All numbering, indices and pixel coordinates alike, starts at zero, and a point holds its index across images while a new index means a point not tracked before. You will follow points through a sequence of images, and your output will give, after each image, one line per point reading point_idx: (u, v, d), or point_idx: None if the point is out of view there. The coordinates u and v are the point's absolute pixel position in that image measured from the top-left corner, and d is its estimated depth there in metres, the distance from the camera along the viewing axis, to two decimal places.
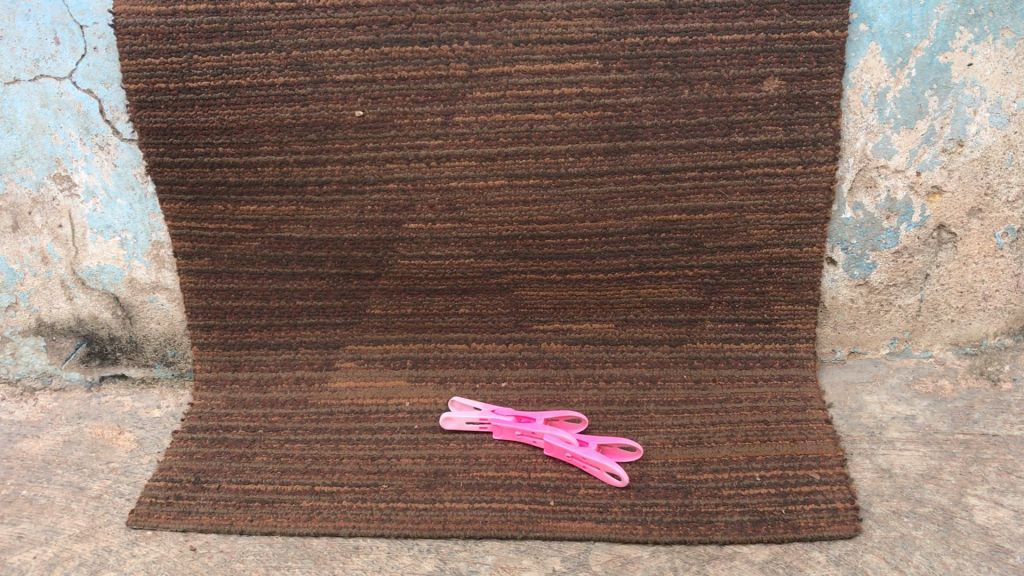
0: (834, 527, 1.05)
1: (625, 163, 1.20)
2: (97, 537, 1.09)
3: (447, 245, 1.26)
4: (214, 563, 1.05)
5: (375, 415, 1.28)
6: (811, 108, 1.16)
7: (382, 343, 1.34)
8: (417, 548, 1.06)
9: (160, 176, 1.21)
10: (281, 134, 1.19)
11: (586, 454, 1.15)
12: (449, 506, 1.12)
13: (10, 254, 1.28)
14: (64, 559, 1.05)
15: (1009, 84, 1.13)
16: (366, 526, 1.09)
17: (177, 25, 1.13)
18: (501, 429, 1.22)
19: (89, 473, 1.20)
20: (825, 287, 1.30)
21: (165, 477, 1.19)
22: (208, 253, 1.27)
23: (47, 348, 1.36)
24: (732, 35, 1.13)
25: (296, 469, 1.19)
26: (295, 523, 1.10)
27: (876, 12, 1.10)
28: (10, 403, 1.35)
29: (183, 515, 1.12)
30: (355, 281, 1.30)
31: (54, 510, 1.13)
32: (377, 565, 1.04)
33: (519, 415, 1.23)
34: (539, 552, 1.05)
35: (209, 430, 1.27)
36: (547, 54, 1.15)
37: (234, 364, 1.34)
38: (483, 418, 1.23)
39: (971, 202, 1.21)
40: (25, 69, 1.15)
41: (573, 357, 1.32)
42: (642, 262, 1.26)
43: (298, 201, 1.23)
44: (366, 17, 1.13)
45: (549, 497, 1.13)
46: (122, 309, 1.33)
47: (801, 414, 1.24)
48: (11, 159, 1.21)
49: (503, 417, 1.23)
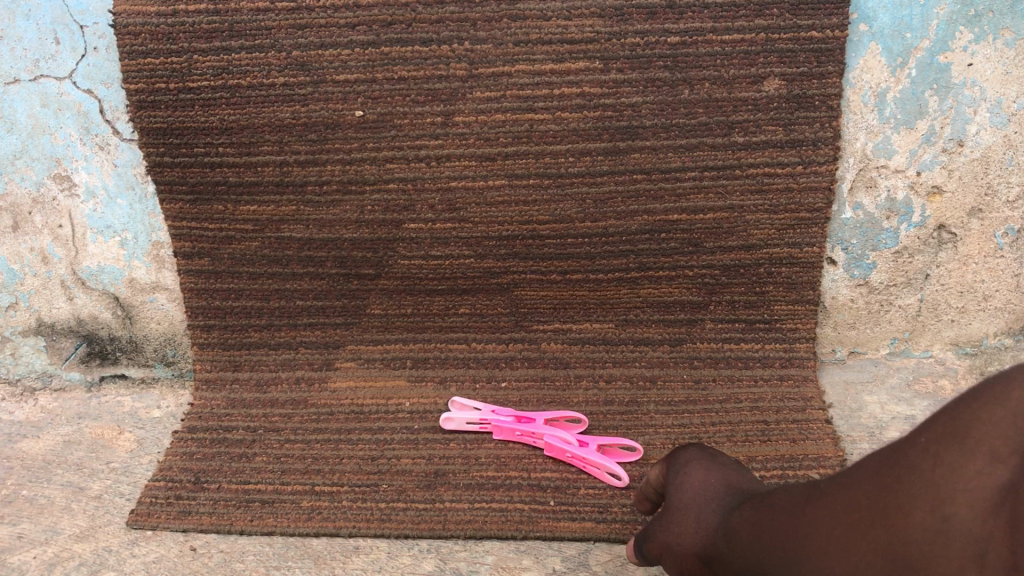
0: None
1: (625, 163, 1.20)
2: (97, 537, 1.10)
3: (447, 245, 1.26)
4: (214, 563, 1.06)
5: (375, 415, 1.28)
6: (811, 108, 1.16)
7: (382, 343, 1.34)
8: (418, 548, 1.07)
9: (161, 176, 1.21)
10: (281, 134, 1.19)
11: (588, 456, 1.15)
12: (449, 506, 1.13)
13: (11, 254, 1.27)
14: (64, 559, 1.06)
15: (1009, 84, 1.13)
16: (366, 527, 1.10)
17: (177, 25, 1.13)
18: (501, 430, 1.22)
19: (89, 472, 1.21)
20: (825, 287, 1.29)
21: (165, 476, 1.19)
22: (208, 253, 1.26)
23: (47, 348, 1.35)
24: (733, 35, 1.13)
25: (296, 469, 1.20)
26: (295, 524, 1.11)
27: (876, 12, 1.10)
28: (11, 403, 1.35)
29: (183, 515, 1.13)
30: (355, 280, 1.29)
31: (54, 510, 1.14)
32: (377, 565, 1.05)
33: (519, 415, 1.23)
34: (539, 552, 1.06)
35: (209, 430, 1.27)
36: (547, 54, 1.15)
37: (234, 364, 1.34)
38: (483, 418, 1.23)
39: (971, 203, 1.21)
40: (25, 69, 1.15)
41: (573, 357, 1.32)
42: (642, 262, 1.26)
43: (298, 201, 1.23)
44: (366, 17, 1.13)
45: (548, 497, 1.13)
46: (121, 309, 1.32)
47: (801, 414, 1.24)
48: (11, 159, 1.21)
49: (503, 417, 1.23)
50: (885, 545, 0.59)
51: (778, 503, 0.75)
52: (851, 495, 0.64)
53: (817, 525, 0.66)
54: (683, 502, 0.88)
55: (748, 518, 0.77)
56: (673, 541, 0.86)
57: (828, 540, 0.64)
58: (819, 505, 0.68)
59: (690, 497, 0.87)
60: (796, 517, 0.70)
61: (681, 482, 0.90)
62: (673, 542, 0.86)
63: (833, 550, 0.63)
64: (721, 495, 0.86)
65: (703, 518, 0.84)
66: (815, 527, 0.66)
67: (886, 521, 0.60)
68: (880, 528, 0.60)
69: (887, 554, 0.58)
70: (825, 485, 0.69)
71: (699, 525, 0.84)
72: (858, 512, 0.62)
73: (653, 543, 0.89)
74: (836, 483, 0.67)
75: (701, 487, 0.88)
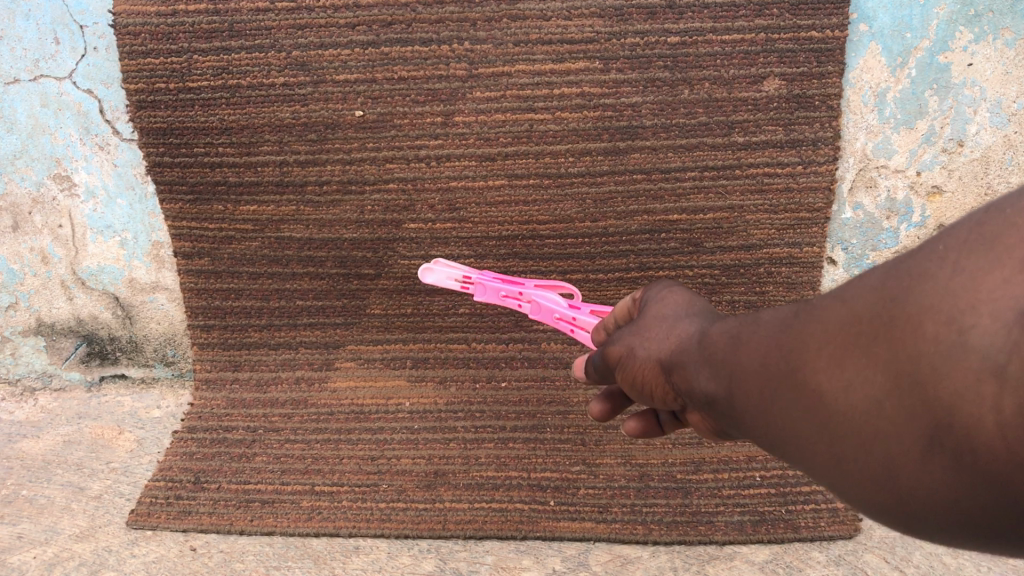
0: (834, 527, 1.13)
1: (626, 162, 1.20)
2: (97, 537, 1.14)
3: (447, 245, 1.26)
4: (214, 563, 1.11)
5: (375, 415, 1.29)
6: (811, 108, 1.16)
7: (382, 343, 1.33)
8: (417, 548, 1.12)
9: (161, 176, 1.20)
10: (281, 134, 1.19)
11: (578, 316, 1.06)
12: (449, 506, 1.17)
13: (10, 254, 1.26)
14: (64, 558, 1.11)
15: (1009, 84, 1.13)
16: (366, 527, 1.15)
17: (176, 25, 1.14)
18: (485, 290, 1.19)
19: (89, 472, 1.23)
20: (825, 287, 1.29)
21: (165, 476, 1.22)
22: (208, 253, 1.26)
23: (47, 348, 1.33)
24: (732, 35, 1.14)
25: (296, 469, 1.22)
26: (295, 523, 1.15)
27: (876, 12, 1.11)
28: (11, 403, 1.34)
29: (183, 515, 1.17)
30: (355, 281, 1.29)
31: (54, 510, 1.17)
32: (377, 565, 1.10)
33: (509, 279, 1.20)
34: (539, 552, 1.12)
35: (209, 430, 1.28)
36: (547, 54, 1.15)
37: (234, 364, 1.33)
38: (467, 275, 1.21)
39: (971, 203, 1.21)
40: (25, 69, 1.14)
41: (573, 357, 1.30)
42: (642, 262, 1.26)
43: (299, 201, 1.23)
44: (366, 17, 1.13)
45: (549, 497, 1.17)
46: (121, 309, 1.30)
47: None
48: (11, 159, 1.20)
49: (488, 278, 1.20)
50: (887, 362, 0.43)
51: (768, 319, 0.55)
52: (856, 313, 0.46)
53: (805, 334, 0.49)
54: (660, 313, 0.70)
55: (729, 330, 0.58)
56: (637, 342, 0.68)
57: (814, 351, 0.48)
58: (782, 320, 0.53)
59: (666, 316, 0.69)
60: (758, 336, 0.54)
61: (662, 300, 0.72)
62: (639, 346, 0.68)
63: (825, 363, 0.47)
64: (707, 314, 0.67)
65: (673, 324, 0.67)
66: (790, 346, 0.50)
67: (900, 326, 0.43)
68: (888, 339, 0.43)
69: (891, 368, 0.43)
70: (816, 304, 0.51)
71: (667, 331, 0.66)
72: (863, 318, 0.45)
73: (596, 362, 0.75)
74: (836, 293, 0.50)
75: (685, 303, 0.70)
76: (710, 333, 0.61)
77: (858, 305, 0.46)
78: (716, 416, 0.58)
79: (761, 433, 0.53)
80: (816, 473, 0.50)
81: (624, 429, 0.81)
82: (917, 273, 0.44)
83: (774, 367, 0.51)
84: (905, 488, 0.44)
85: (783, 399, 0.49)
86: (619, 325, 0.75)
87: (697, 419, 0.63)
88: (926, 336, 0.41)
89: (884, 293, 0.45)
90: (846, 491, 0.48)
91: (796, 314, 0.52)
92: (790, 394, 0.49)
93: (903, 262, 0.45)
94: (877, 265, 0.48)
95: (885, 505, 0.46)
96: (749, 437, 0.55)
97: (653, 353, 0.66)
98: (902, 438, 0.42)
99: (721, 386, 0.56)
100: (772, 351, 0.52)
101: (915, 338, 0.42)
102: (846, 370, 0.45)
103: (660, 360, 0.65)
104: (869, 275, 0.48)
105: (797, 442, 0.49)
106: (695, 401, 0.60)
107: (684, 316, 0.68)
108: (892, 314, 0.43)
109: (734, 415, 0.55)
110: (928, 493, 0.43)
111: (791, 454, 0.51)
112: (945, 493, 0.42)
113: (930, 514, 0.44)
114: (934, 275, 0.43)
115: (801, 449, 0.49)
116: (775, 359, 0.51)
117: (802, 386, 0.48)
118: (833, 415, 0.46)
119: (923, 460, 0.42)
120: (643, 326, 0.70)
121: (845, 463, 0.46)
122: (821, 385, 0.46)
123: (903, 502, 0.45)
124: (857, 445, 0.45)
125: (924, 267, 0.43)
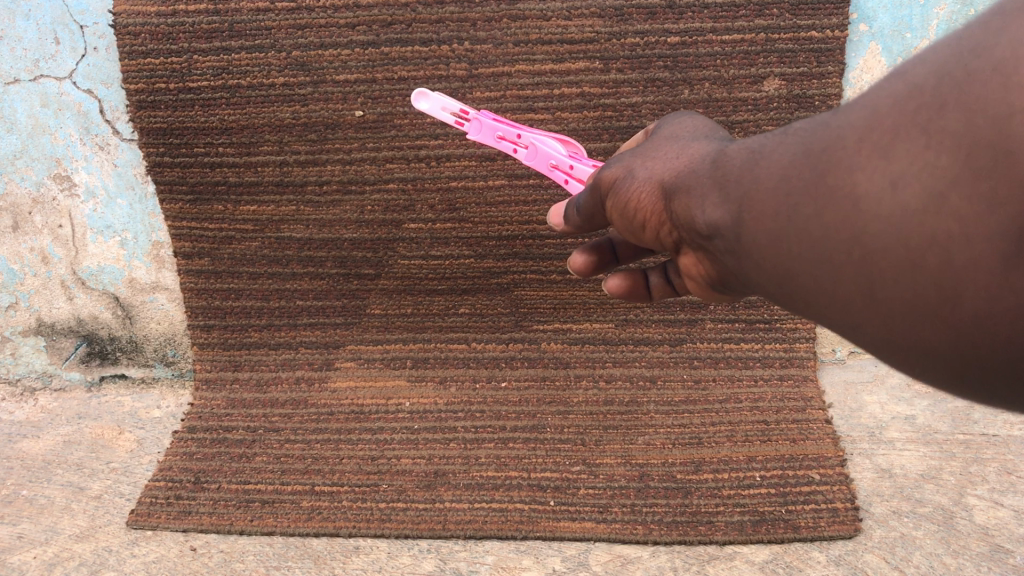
0: (834, 527, 1.13)
1: None
2: (97, 537, 1.16)
3: (447, 245, 1.25)
4: (214, 563, 1.12)
5: (375, 416, 1.29)
6: (811, 108, 1.17)
7: (382, 343, 1.33)
8: (417, 548, 1.13)
9: (161, 176, 1.20)
10: (281, 134, 1.19)
11: (576, 166, 0.93)
12: (449, 506, 1.17)
13: (10, 254, 1.26)
14: (64, 559, 1.13)
15: None
16: (366, 527, 1.15)
17: (176, 25, 1.14)
18: (481, 129, 0.98)
19: (89, 472, 1.24)
20: None
21: (165, 476, 1.22)
22: (208, 253, 1.26)
23: (47, 348, 1.32)
24: (732, 35, 1.14)
25: (296, 469, 1.22)
26: (295, 523, 1.16)
27: (876, 12, 1.12)
28: (11, 403, 1.33)
29: (183, 515, 1.17)
30: (355, 281, 1.29)
31: (54, 510, 1.19)
32: (377, 565, 1.11)
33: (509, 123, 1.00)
34: (539, 552, 1.12)
35: (209, 430, 1.28)
36: (547, 54, 1.15)
37: (234, 364, 1.33)
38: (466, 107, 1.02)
39: None
40: (25, 69, 1.14)
41: (573, 357, 1.31)
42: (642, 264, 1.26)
43: (298, 201, 1.23)
44: (366, 17, 1.13)
45: (548, 497, 1.17)
46: (121, 309, 1.30)
47: (801, 414, 1.25)
48: (11, 159, 1.19)
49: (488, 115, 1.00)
50: (961, 135, 0.40)
51: (793, 130, 0.50)
52: (920, 87, 0.43)
53: (844, 131, 0.45)
54: (670, 137, 0.64)
55: (747, 146, 0.52)
56: (638, 165, 0.62)
57: (853, 145, 0.44)
58: (819, 120, 0.48)
59: (677, 139, 0.63)
60: (789, 139, 0.49)
61: (671, 130, 0.66)
62: (640, 167, 0.62)
63: (868, 158, 0.43)
64: (719, 137, 0.62)
65: (684, 146, 0.61)
66: (836, 134, 0.45)
67: (976, 93, 0.41)
68: (962, 109, 0.41)
69: (965, 144, 0.40)
70: (859, 97, 0.46)
71: (676, 153, 0.61)
72: (926, 94, 0.42)
73: (593, 176, 0.68)
74: (879, 83, 0.46)
75: (697, 128, 0.65)
76: (725, 151, 0.55)
77: (919, 82, 0.43)
78: (721, 253, 0.53)
79: (775, 269, 0.48)
80: (849, 313, 0.45)
81: (606, 288, 0.74)
82: (988, 37, 0.42)
83: (804, 174, 0.46)
84: (967, 312, 0.41)
85: (811, 211, 0.45)
86: (618, 152, 0.69)
87: (691, 260, 0.59)
88: (1012, 95, 0.40)
89: (953, 62, 0.42)
90: (883, 332, 0.45)
91: (824, 119, 0.48)
92: (824, 204, 0.44)
93: (966, 35, 0.43)
94: (929, 48, 0.45)
95: (928, 346, 0.44)
96: (758, 282, 0.50)
97: (656, 175, 0.60)
98: (973, 244, 0.40)
99: (732, 209, 0.50)
100: (800, 159, 0.47)
101: (1000, 99, 0.40)
102: (902, 161, 0.41)
103: (665, 181, 0.59)
104: (923, 58, 0.45)
105: (834, 274, 0.45)
106: (695, 235, 0.55)
107: (697, 139, 0.62)
108: (966, 81, 0.41)
109: (742, 242, 0.49)
110: (997, 307, 0.41)
111: (813, 293, 0.47)
112: (1014, 306, 0.41)
113: (986, 350, 0.43)
114: (1016, 33, 0.41)
115: (833, 282, 0.45)
116: (806, 165, 0.46)
117: (838, 190, 0.43)
118: (880, 221, 0.42)
119: (998, 265, 0.40)
120: (649, 149, 0.64)
121: (891, 291, 0.43)
122: (874, 172, 0.42)
123: (956, 333, 0.42)
124: (911, 261, 0.41)
125: (996, 28, 0.42)
